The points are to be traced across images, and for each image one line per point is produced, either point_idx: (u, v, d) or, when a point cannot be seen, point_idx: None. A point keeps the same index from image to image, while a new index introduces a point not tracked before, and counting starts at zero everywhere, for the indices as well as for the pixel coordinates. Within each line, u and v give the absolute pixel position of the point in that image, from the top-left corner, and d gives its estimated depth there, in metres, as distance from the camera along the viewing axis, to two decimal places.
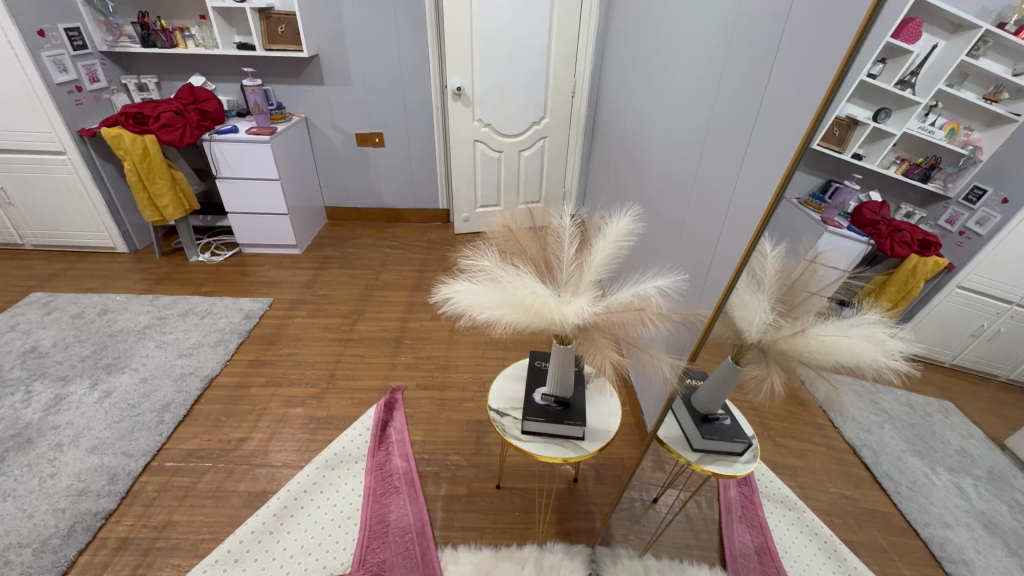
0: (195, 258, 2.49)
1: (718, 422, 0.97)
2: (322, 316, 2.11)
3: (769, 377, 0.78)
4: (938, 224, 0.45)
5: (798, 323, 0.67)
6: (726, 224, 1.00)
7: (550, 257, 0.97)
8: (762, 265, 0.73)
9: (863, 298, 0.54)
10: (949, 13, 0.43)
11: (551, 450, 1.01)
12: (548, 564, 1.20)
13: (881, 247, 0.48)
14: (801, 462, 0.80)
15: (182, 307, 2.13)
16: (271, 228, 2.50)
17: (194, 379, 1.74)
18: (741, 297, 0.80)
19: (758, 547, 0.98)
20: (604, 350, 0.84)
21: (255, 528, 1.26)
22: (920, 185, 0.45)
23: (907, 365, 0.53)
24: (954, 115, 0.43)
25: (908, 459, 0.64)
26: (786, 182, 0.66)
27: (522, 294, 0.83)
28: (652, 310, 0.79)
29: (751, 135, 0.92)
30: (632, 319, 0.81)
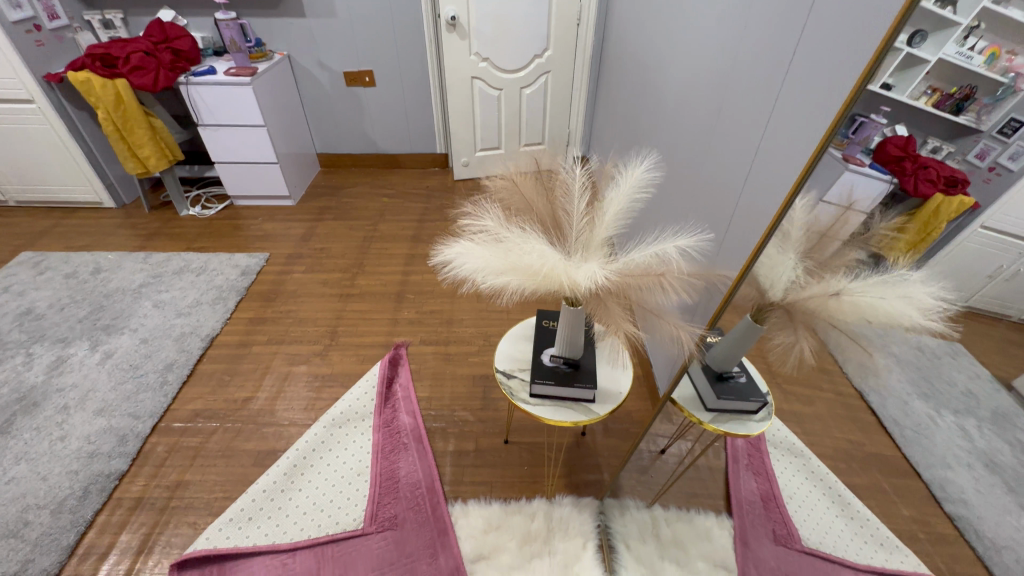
0: (186, 212, 2.40)
1: (733, 380, 0.94)
2: (321, 271, 2.05)
3: (798, 344, 0.75)
4: (967, 159, 0.44)
5: (831, 283, 0.65)
6: (755, 170, 0.90)
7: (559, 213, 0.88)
8: (793, 222, 0.68)
9: (895, 252, 0.54)
10: None
11: (561, 414, 0.98)
12: (557, 517, 1.21)
13: (905, 185, 0.49)
14: (807, 407, 0.87)
15: (176, 264, 2.07)
16: (262, 178, 2.38)
17: (194, 339, 1.72)
18: (767, 255, 0.74)
19: (763, 494, 1.05)
20: (618, 317, 0.79)
21: (266, 486, 1.27)
22: (950, 118, 0.44)
23: (943, 326, 0.54)
24: (996, 38, 0.40)
25: (915, 402, 0.67)
26: (837, 126, 0.58)
27: (527, 258, 0.77)
28: (672, 274, 0.73)
29: (789, 66, 0.80)
30: (649, 284, 0.74)
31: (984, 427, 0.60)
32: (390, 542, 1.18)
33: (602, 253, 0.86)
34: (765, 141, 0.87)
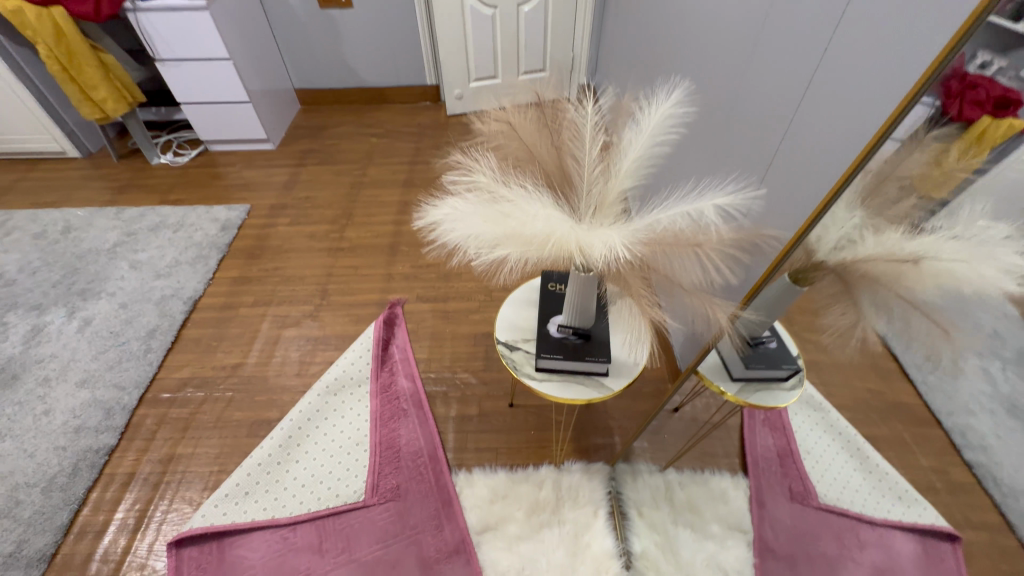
0: (157, 160, 2.21)
1: (762, 347, 0.83)
2: (307, 222, 1.90)
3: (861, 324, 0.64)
4: (1018, 75, 0.42)
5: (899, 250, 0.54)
6: (816, 96, 0.72)
7: (567, 163, 0.73)
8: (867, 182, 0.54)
9: (932, 187, 0.51)
10: None
11: (571, 390, 0.88)
12: (566, 485, 1.16)
13: (949, 109, 0.46)
14: (828, 363, 0.80)
15: (151, 220, 1.92)
16: (235, 120, 2.16)
17: (177, 302, 1.61)
18: (829, 219, 0.59)
19: (780, 450, 1.05)
20: (638, 293, 0.66)
21: (261, 460, 1.22)
22: (1009, 29, 0.40)
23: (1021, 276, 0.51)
24: None
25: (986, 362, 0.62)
26: (943, 63, 0.44)
27: (526, 224, 0.63)
28: (712, 242, 0.58)
29: None
30: (682, 254, 0.61)
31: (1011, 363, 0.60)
32: (393, 514, 1.14)
33: (616, 214, 0.72)
34: (831, 58, 0.69)
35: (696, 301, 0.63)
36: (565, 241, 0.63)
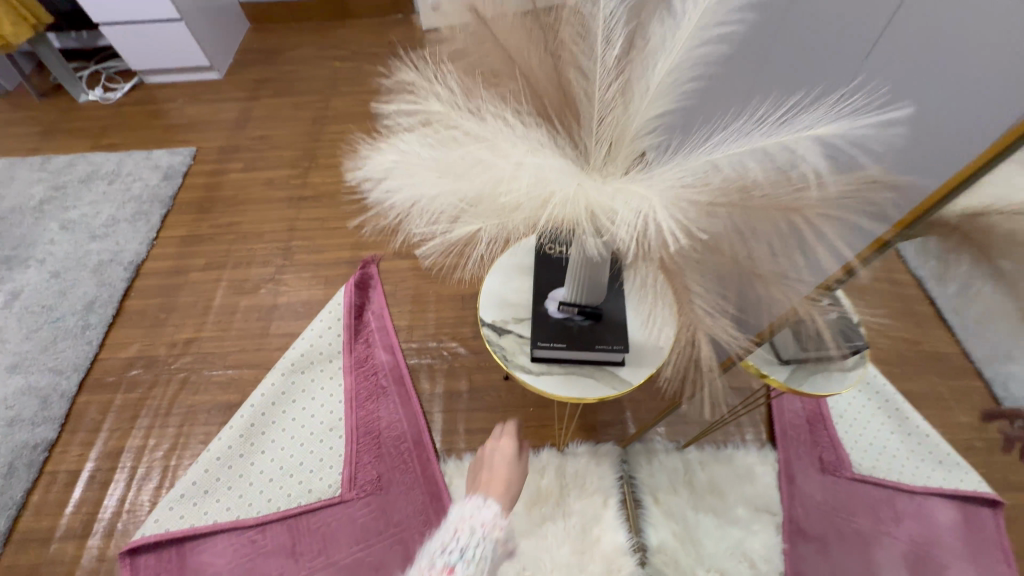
0: (85, 97, 1.89)
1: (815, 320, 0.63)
2: (264, 166, 1.63)
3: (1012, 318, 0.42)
4: None
5: None
6: None
7: (564, 83, 0.49)
8: None
9: None
10: None
11: (577, 387, 0.71)
12: (571, 472, 1.01)
13: None
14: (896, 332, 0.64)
15: (82, 169, 1.65)
16: (167, 43, 1.81)
17: (117, 268, 1.39)
18: (999, 176, 0.40)
19: (809, 416, 1.06)
20: (676, 279, 0.47)
21: (221, 452, 1.06)
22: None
23: None
24: None
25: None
26: None
27: (504, 185, 0.42)
28: (815, 204, 0.38)
29: None
30: (762, 225, 0.40)
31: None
32: (374, 510, 1.00)
33: (635, 158, 0.49)
34: None
35: (767, 287, 0.43)
36: (561, 213, 0.43)
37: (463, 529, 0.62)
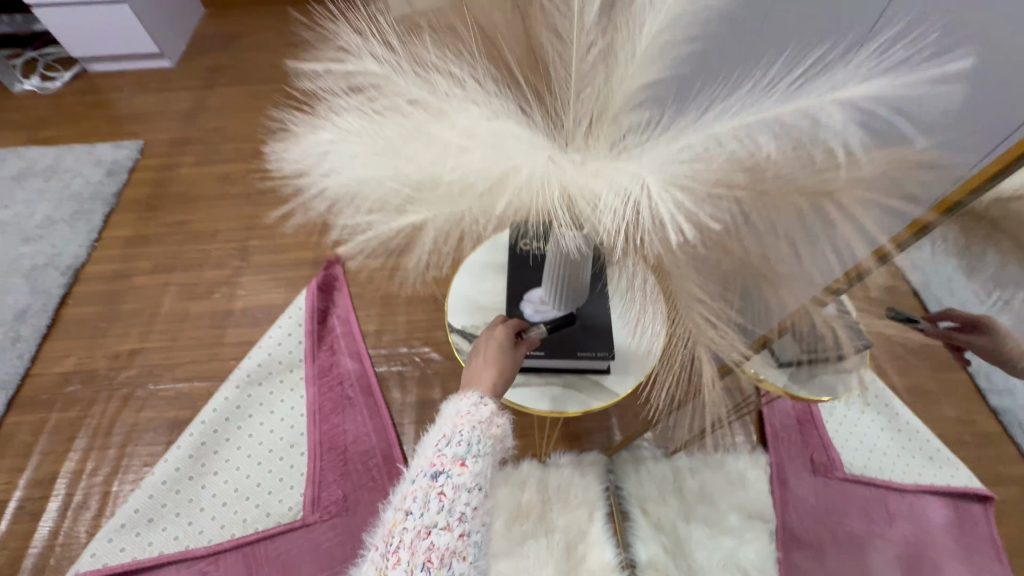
0: (21, 88, 1.73)
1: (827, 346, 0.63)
2: (219, 160, 1.51)
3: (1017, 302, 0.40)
4: None
5: None
6: None
7: (537, 49, 0.42)
8: None
9: None
10: None
11: (559, 398, 0.68)
12: (553, 486, 0.93)
13: None
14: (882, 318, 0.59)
15: (16, 165, 1.51)
16: (111, 30, 1.68)
17: (53, 274, 1.26)
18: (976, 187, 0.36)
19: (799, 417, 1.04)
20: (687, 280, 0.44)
21: (168, 476, 0.96)
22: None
23: None
24: None
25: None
26: None
27: (470, 172, 0.38)
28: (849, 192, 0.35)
29: None
30: (787, 212, 0.37)
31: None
32: (341, 534, 0.91)
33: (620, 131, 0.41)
34: None
35: (773, 289, 0.42)
36: (526, 194, 0.38)
37: (465, 422, 0.54)
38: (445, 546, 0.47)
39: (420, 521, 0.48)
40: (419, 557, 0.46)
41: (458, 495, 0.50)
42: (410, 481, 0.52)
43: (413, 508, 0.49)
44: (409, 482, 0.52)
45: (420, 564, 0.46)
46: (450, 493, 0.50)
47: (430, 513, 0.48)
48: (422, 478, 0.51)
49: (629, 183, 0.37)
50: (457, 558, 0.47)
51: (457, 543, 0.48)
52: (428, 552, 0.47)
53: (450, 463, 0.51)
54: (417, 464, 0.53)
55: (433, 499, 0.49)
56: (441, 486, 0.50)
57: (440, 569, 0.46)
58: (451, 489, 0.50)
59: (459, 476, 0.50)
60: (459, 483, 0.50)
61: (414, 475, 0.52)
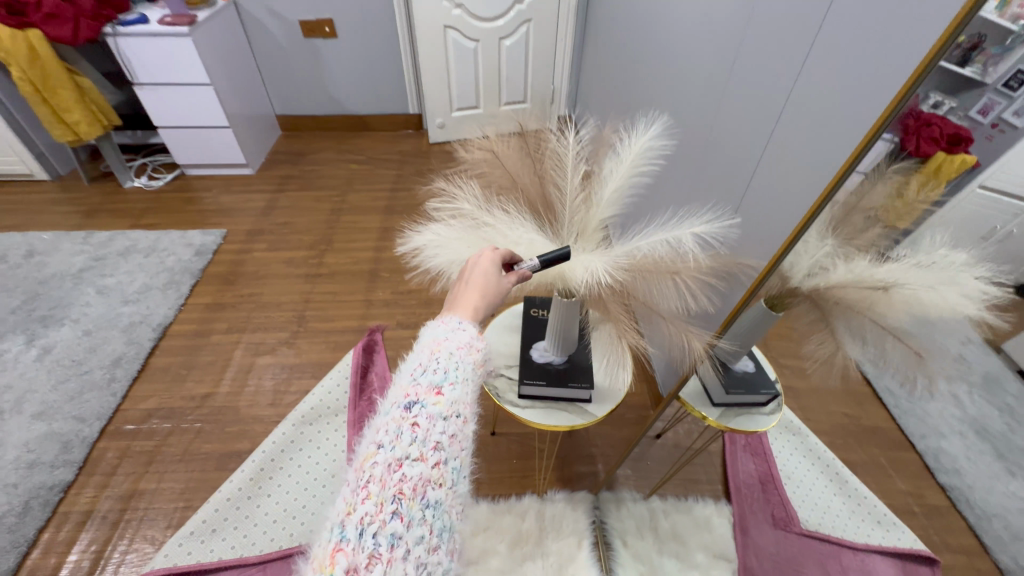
0: (130, 185, 2.17)
1: (740, 373, 0.86)
2: (286, 247, 1.88)
3: (836, 350, 0.63)
4: (970, 114, 0.41)
5: (877, 272, 0.54)
6: None
7: (548, 192, 0.73)
8: (850, 203, 0.54)
9: (914, 184, 0.47)
10: None
11: (554, 418, 0.87)
12: (549, 515, 1.14)
13: (908, 144, 0.46)
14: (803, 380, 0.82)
15: (122, 244, 1.87)
16: (215, 143, 2.14)
17: (145, 329, 1.55)
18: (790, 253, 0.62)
19: (761, 477, 1.15)
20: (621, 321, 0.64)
21: (231, 494, 1.16)
22: (956, 69, 0.41)
23: (991, 310, 0.48)
24: None
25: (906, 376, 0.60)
26: (892, 111, 0.46)
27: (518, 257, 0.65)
28: (688, 269, 0.59)
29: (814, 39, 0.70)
30: (659, 279, 0.60)
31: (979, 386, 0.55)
32: None
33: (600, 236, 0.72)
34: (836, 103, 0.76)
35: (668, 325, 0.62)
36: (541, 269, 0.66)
37: (441, 351, 0.57)
38: (420, 475, 0.47)
39: (391, 452, 0.47)
40: (391, 489, 0.45)
41: (434, 423, 0.50)
42: (383, 414, 0.52)
43: (385, 440, 0.48)
44: (382, 416, 0.52)
45: (392, 496, 0.44)
46: (425, 422, 0.49)
47: (402, 445, 0.48)
48: (395, 409, 0.51)
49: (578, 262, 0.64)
50: (432, 486, 0.47)
51: (432, 472, 0.47)
52: (401, 482, 0.46)
53: (425, 392, 0.52)
54: (390, 396, 0.53)
55: (406, 430, 0.48)
56: (416, 415, 0.50)
57: (414, 500, 0.45)
58: (426, 418, 0.50)
59: (435, 405, 0.51)
60: (434, 411, 0.51)
61: (388, 407, 0.52)
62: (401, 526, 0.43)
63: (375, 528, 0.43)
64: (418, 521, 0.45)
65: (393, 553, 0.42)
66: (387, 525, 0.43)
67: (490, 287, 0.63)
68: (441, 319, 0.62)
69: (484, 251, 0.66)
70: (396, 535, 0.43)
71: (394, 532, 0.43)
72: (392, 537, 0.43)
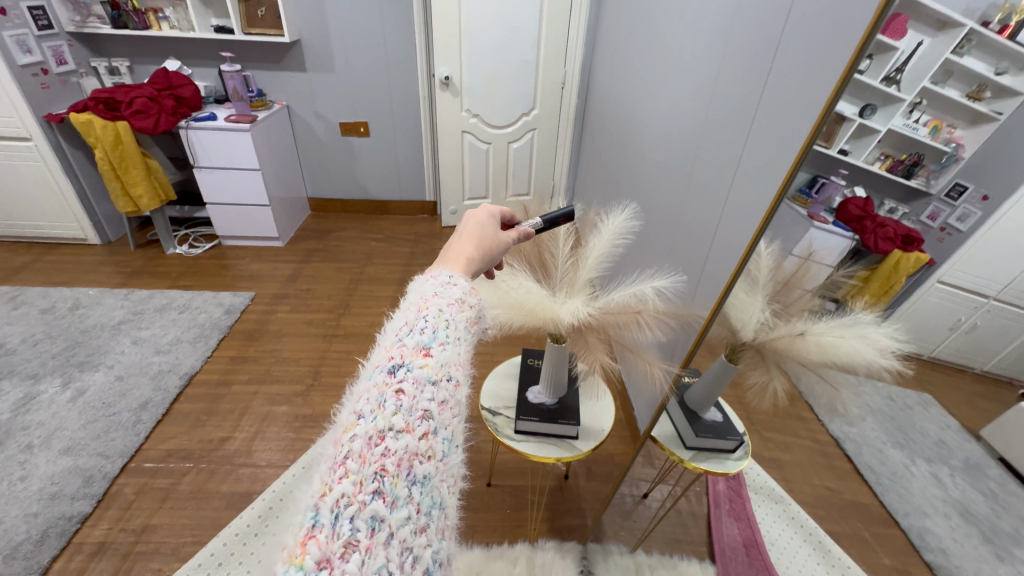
0: (172, 251, 2.41)
1: (706, 419, 0.91)
2: (306, 310, 2.07)
3: (770, 382, 0.70)
4: (921, 219, 0.42)
5: (793, 323, 0.61)
6: None
7: (545, 256, 0.92)
8: (757, 265, 0.68)
9: (852, 293, 0.50)
10: (938, 11, 0.40)
11: (544, 450, 0.99)
12: (539, 563, 1.20)
13: (866, 242, 0.46)
14: (786, 455, 0.74)
15: (159, 301, 2.06)
16: (253, 218, 2.42)
17: (172, 377, 1.69)
18: (735, 296, 0.74)
19: (746, 539, 0.89)
20: (596, 351, 0.82)
21: (240, 530, 1.25)
22: (903, 181, 0.43)
23: (900, 365, 0.47)
24: (937, 113, 0.40)
25: (888, 449, 0.55)
26: (788, 185, 0.60)
27: (520, 303, 0.83)
28: (649, 312, 0.77)
29: (742, 150, 0.94)
30: (627, 321, 0.79)
31: (960, 475, 0.49)
32: None
33: (586, 290, 0.90)
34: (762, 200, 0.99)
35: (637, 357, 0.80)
36: (536, 310, 0.84)
37: (429, 307, 0.49)
38: (406, 449, 0.39)
39: (371, 424, 0.39)
40: (371, 466, 0.37)
41: (421, 388, 0.42)
42: (364, 379, 0.43)
43: (365, 410, 0.40)
44: (362, 381, 0.43)
45: (372, 474, 0.37)
46: (412, 388, 0.41)
47: (385, 415, 0.39)
48: (377, 373, 0.43)
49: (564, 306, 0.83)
50: (420, 460, 0.39)
51: (420, 445, 0.40)
52: (383, 458, 0.38)
53: (411, 354, 0.44)
54: (372, 359, 0.45)
55: (389, 398, 0.40)
56: (400, 381, 0.42)
57: (399, 477, 0.38)
58: (412, 383, 0.42)
59: (423, 367, 0.43)
60: (422, 375, 0.43)
61: (369, 371, 0.44)
62: (383, 508, 0.36)
63: (353, 512, 0.35)
64: (402, 501, 0.37)
65: (374, 539, 0.35)
66: (366, 508, 0.35)
67: (484, 228, 0.71)
68: (431, 276, 0.56)
69: (477, 209, 0.77)
70: (377, 517, 0.36)
71: (375, 514, 0.36)
72: (372, 520, 0.35)
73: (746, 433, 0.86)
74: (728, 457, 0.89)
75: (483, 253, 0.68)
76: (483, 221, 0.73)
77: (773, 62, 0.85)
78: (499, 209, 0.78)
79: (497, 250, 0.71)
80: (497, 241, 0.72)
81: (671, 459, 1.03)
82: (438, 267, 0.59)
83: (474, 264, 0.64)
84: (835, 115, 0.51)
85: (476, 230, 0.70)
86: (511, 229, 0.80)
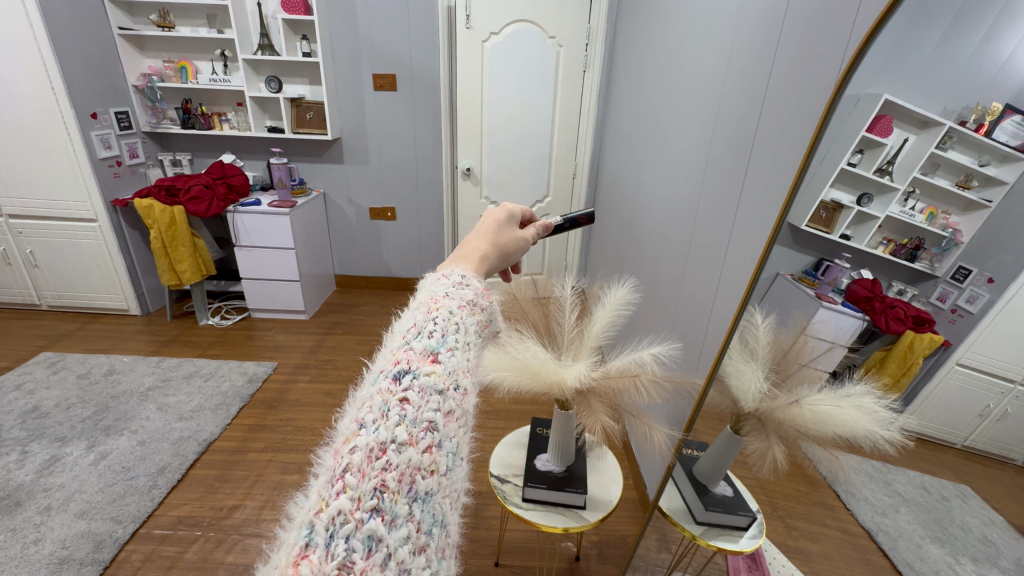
0: (205, 321, 2.56)
1: (717, 494, 0.88)
2: (325, 381, 2.14)
3: (771, 450, 0.71)
4: (929, 300, 0.42)
5: (793, 392, 0.64)
6: None
7: (552, 323, 1.00)
8: (753, 334, 0.72)
9: (862, 371, 0.50)
10: (918, 112, 0.45)
11: (552, 519, 1.00)
12: None
13: (878, 322, 0.47)
14: (814, 547, 0.64)
15: (187, 369, 2.16)
16: (282, 293, 2.57)
17: (192, 443, 1.73)
18: (735, 363, 0.78)
19: None
20: (597, 411, 0.89)
21: None
22: (909, 265, 0.44)
23: (900, 437, 0.46)
24: (932, 201, 0.42)
25: (927, 545, 0.46)
26: (767, 259, 0.68)
27: (541, 364, 0.90)
28: (646, 377, 0.87)
29: (731, 231, 1.04)
30: (628, 385, 0.88)
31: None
32: None
33: (591, 356, 0.96)
34: None
35: (635, 420, 0.89)
36: (546, 369, 0.90)
37: (439, 309, 0.55)
38: (408, 463, 0.41)
39: (373, 436, 0.41)
40: (371, 481, 0.39)
41: (426, 398, 0.45)
42: (369, 385, 0.47)
43: (369, 420, 0.42)
44: (368, 387, 0.47)
45: (372, 490, 0.38)
46: (416, 397, 0.45)
47: (388, 427, 0.42)
48: (383, 379, 0.46)
49: (571, 371, 0.90)
50: (423, 475, 0.41)
51: (423, 458, 0.42)
52: (383, 473, 0.39)
53: (419, 360, 0.48)
54: (379, 364, 0.49)
55: (393, 408, 0.43)
56: (406, 389, 0.45)
57: (400, 492, 0.39)
58: (418, 392, 0.45)
59: (430, 376, 0.47)
60: (427, 384, 0.46)
61: (375, 377, 0.48)
62: (381, 527, 0.37)
63: (349, 531, 0.37)
64: (401, 520, 0.39)
65: (370, 560, 0.36)
66: (363, 526, 0.37)
67: (497, 230, 0.80)
68: (444, 276, 0.63)
69: (497, 208, 0.86)
70: (375, 537, 0.37)
71: (373, 534, 0.37)
72: (369, 540, 0.37)
73: (757, 510, 0.80)
74: (740, 535, 0.84)
75: (496, 249, 0.76)
76: (502, 220, 0.82)
77: (750, 161, 0.98)
78: (519, 209, 0.87)
79: (511, 246, 0.80)
80: (512, 240, 0.81)
81: (684, 537, 1.00)
82: (453, 264, 0.68)
83: (488, 259, 0.73)
84: (831, 203, 0.57)
85: (492, 228, 0.79)
86: (531, 228, 0.89)
